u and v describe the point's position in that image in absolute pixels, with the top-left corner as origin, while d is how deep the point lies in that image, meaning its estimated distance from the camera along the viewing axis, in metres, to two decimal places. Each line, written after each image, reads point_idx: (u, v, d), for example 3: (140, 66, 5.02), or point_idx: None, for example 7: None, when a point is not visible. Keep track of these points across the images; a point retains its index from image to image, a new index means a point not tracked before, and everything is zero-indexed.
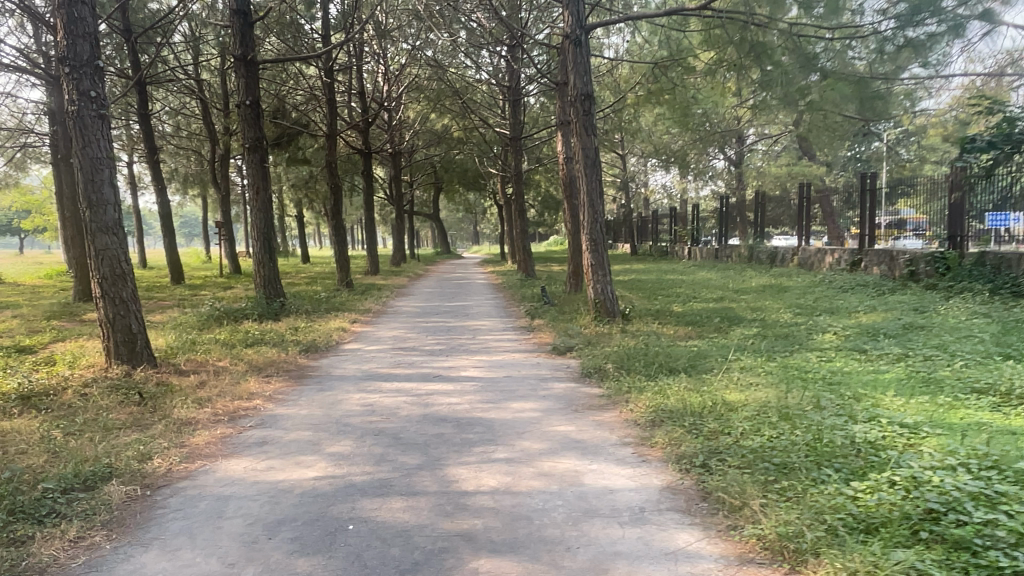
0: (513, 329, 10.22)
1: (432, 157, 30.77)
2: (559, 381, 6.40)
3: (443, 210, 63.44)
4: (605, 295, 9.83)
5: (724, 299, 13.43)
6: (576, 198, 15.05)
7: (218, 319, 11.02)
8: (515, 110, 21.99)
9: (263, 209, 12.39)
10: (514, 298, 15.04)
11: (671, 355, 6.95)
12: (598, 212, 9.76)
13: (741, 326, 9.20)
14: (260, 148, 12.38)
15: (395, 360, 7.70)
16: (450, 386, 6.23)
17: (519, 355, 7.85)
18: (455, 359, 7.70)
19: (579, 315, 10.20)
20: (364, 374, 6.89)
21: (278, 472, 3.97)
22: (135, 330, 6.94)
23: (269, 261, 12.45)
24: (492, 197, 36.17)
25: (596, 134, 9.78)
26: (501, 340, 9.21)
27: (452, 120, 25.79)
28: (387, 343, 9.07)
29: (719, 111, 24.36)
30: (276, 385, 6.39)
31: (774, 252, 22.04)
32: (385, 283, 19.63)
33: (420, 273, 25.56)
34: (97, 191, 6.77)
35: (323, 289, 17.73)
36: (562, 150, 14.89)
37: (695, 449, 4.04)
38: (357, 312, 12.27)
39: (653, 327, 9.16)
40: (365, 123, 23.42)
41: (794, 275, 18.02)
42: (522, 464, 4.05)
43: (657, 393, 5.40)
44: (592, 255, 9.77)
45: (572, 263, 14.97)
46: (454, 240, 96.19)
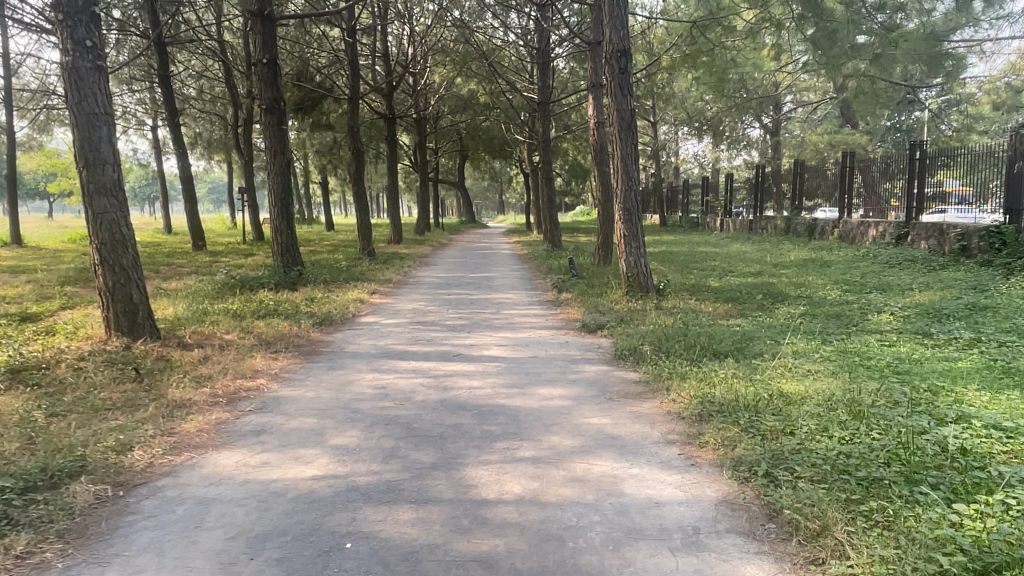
0: (540, 303, 9.65)
1: (457, 123, 30.05)
2: (591, 363, 5.83)
3: (469, 179, 62.76)
4: (638, 268, 9.18)
5: (763, 274, 12.70)
6: (607, 165, 14.35)
7: (233, 287, 10.59)
8: (544, 73, 21.20)
9: (281, 173, 11.87)
10: (541, 270, 14.43)
11: (713, 337, 6.32)
12: (633, 179, 9.09)
13: (785, 304, 8.53)
14: (278, 109, 11.82)
15: (413, 335, 7.18)
16: (471, 368, 5.68)
17: (547, 332, 7.28)
18: (478, 335, 7.15)
19: (610, 289, 9.58)
20: (379, 352, 6.38)
21: (271, 470, 3.46)
22: (136, 300, 6.47)
23: (288, 227, 11.96)
24: (518, 165, 35.41)
25: (632, 95, 9.06)
26: (526, 315, 8.65)
27: (478, 84, 25.04)
28: (406, 317, 8.55)
29: (756, 75, 23.34)
30: (283, 362, 5.89)
31: (812, 225, 21.14)
32: (407, 252, 19.13)
33: (445, 243, 25.02)
34: (94, 149, 6.26)
35: (345, 258, 17.26)
36: (592, 114, 14.12)
37: (755, 453, 3.46)
38: (376, 283, 11.76)
39: (691, 304, 8.51)
40: (390, 87, 22.78)
41: (835, 249, 17.18)
42: (551, 466, 3.51)
43: (703, 382, 4.80)
44: (626, 225, 9.11)
45: (601, 233, 14.31)
46: (480, 209, 95.54)
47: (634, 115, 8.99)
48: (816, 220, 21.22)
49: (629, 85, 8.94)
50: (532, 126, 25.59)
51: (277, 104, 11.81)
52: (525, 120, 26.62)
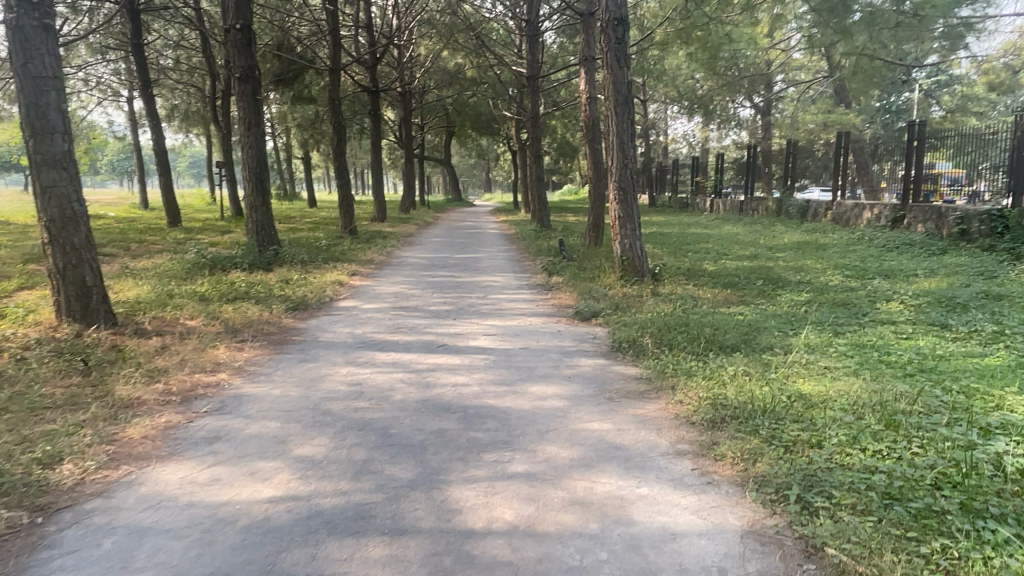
0: (529, 287, 9.17)
1: (444, 99, 29.29)
2: (587, 357, 5.36)
3: (456, 156, 61.91)
4: (633, 251, 8.69)
5: (759, 257, 12.27)
6: (599, 143, 13.79)
7: (205, 267, 10.01)
8: (533, 47, 20.56)
9: (256, 146, 11.25)
10: (529, 251, 13.92)
11: (717, 327, 5.87)
12: (628, 157, 8.57)
13: (787, 290, 8.10)
14: (253, 78, 11.18)
15: (394, 322, 6.68)
16: (456, 361, 5.20)
17: (537, 320, 6.81)
18: (463, 323, 6.66)
19: (603, 274, 9.10)
20: (356, 342, 5.88)
21: (221, 490, 2.97)
22: (90, 284, 5.90)
23: (264, 204, 11.36)
24: (505, 142, 34.71)
25: (629, 67, 8.49)
26: (515, 300, 8.16)
27: (465, 58, 24.31)
28: (387, 301, 8.03)
29: (750, 51, 22.79)
30: (251, 352, 5.38)
31: (806, 206, 20.74)
32: (391, 231, 18.57)
33: (430, 222, 24.45)
34: (41, 117, 5.65)
35: (326, 236, 16.66)
36: (584, 89, 13.50)
37: (783, 470, 3.02)
38: (357, 264, 11.22)
39: (689, 290, 8.06)
40: (373, 59, 22.03)
41: (829, 231, 16.80)
42: (547, 484, 3.04)
43: (712, 381, 4.35)
44: (621, 206, 8.60)
45: (592, 213, 13.80)
46: (467, 188, 94.63)
47: (631, 88, 8.45)
48: (809, 201, 20.81)
49: (625, 56, 8.38)
50: (520, 102, 24.94)
51: (252, 73, 11.17)
52: (513, 96, 25.94)
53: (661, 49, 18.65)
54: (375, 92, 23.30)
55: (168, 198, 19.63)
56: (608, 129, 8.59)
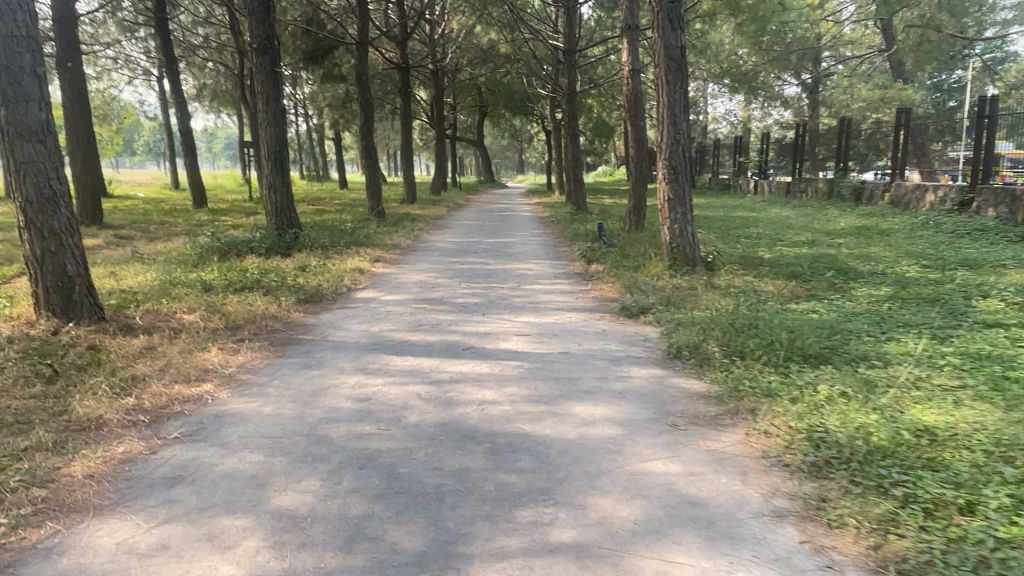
0: (566, 276, 8.33)
1: (476, 77, 28.39)
2: (639, 365, 4.51)
3: (490, 136, 60.99)
4: (684, 237, 7.78)
5: (816, 244, 11.25)
6: (642, 120, 12.78)
7: (218, 252, 9.34)
8: (570, 20, 19.58)
9: (275, 123, 10.49)
10: (565, 235, 13.03)
11: (793, 329, 4.99)
12: (681, 131, 7.64)
13: (860, 283, 7.15)
14: (271, 49, 10.40)
15: (416, 318, 5.89)
16: (485, 369, 4.38)
17: (578, 317, 5.97)
18: (494, 319, 5.87)
19: (649, 262, 8.21)
20: (369, 343, 5.09)
21: (164, 567, 2.20)
22: (72, 272, 5.19)
23: (284, 185, 10.63)
24: (539, 122, 33.69)
25: (682, 29, 7.54)
26: (552, 291, 7.33)
27: (499, 34, 23.38)
28: (410, 292, 7.27)
29: (799, 23, 21.49)
30: (248, 355, 4.63)
31: (860, 189, 19.47)
32: (421, 214, 17.82)
33: (461, 204, 23.69)
34: (13, 81, 4.91)
35: (352, 218, 15.97)
36: (625, 61, 12.51)
37: (940, 558, 2.16)
38: (382, 249, 10.46)
39: (749, 281, 7.15)
40: (404, 34, 21.21)
41: (887, 215, 15.59)
42: (604, 566, 2.21)
43: (803, 404, 3.48)
44: (671, 187, 7.71)
45: (633, 195, 12.85)
46: (500, 169, 93.77)
47: (685, 54, 7.50)
48: (864, 183, 19.53)
49: (679, 16, 7.42)
50: (556, 80, 23.96)
51: (271, 43, 10.40)
52: (549, 73, 24.92)
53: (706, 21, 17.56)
54: (405, 69, 22.51)
55: (194, 178, 19.11)
56: (658, 99, 7.66)
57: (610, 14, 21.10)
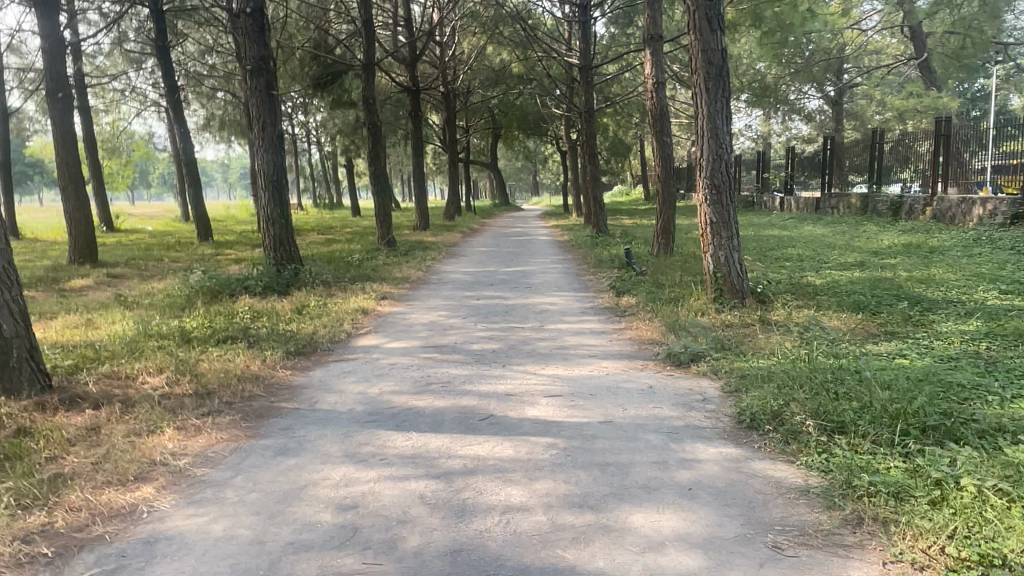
0: (595, 313, 7.38)
1: (489, 99, 27.69)
2: (706, 442, 3.52)
3: (505, 159, 60.54)
4: (730, 266, 6.80)
5: (866, 265, 10.23)
6: (668, 136, 11.90)
7: (209, 292, 8.49)
8: (585, 36, 18.88)
9: (273, 150, 9.67)
10: (588, 262, 12.10)
11: (893, 383, 4.02)
12: (723, 146, 6.70)
13: (940, 315, 6.16)
14: (266, 71, 9.61)
15: (423, 375, 4.94)
16: (508, 452, 3.42)
17: (617, 369, 4.99)
18: (517, 374, 4.92)
19: (690, 294, 7.24)
20: (365, 412, 4.14)
21: None
22: (7, 335, 4.23)
23: (283, 217, 9.81)
24: (554, 143, 32.97)
25: (722, 31, 6.65)
26: (580, 332, 6.38)
27: (511, 54, 22.63)
28: (419, 336, 6.35)
29: (822, 31, 20.70)
30: (211, 439, 3.69)
31: (898, 203, 18.38)
32: (434, 241, 17.02)
33: (476, 228, 22.90)
34: None
35: (361, 248, 15.13)
36: (648, 74, 11.66)
37: None
38: (390, 283, 9.58)
39: (812, 317, 6.17)
40: (413, 56, 20.62)
41: (933, 232, 14.51)
42: None
43: (958, 513, 2.51)
44: (714, 209, 6.74)
45: (661, 216, 11.90)
46: (514, 192, 93.46)
47: (727, 58, 6.58)
48: (902, 196, 18.43)
49: (719, 16, 6.52)
50: (571, 99, 23.16)
51: (266, 64, 9.62)
52: (563, 92, 24.13)
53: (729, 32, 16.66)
54: (415, 92, 21.82)
55: (199, 211, 18.47)
56: (696, 110, 6.74)
57: (625, 29, 20.31)
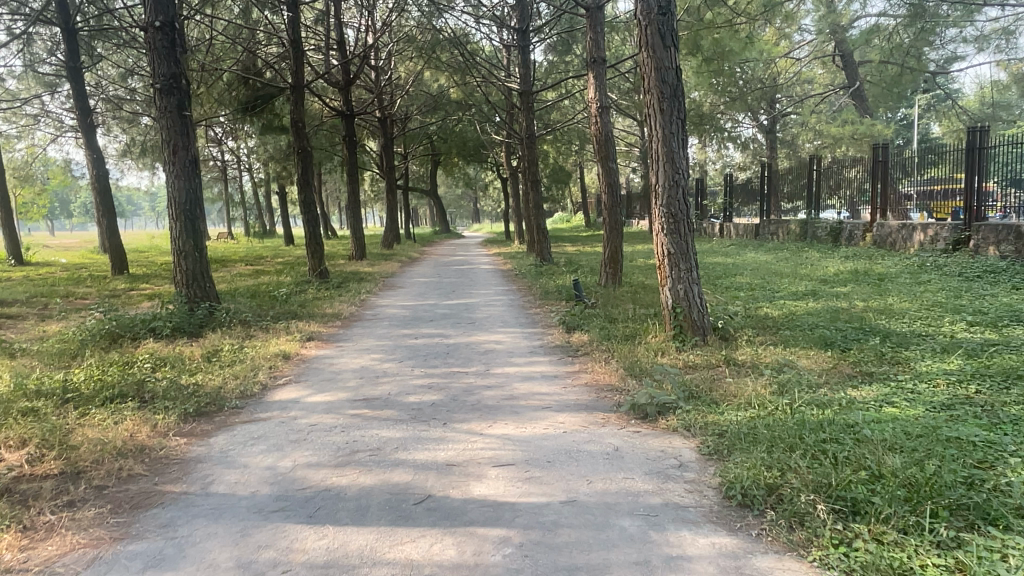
0: (545, 352, 6.74)
1: (427, 125, 27.10)
2: (693, 529, 2.87)
3: (445, 186, 60.01)
4: (690, 301, 6.24)
5: (819, 294, 9.91)
6: (614, 161, 11.39)
7: (110, 336, 7.52)
8: (524, 60, 18.52)
9: (186, 176, 8.75)
10: (533, 293, 11.49)
11: (896, 443, 3.48)
12: (680, 171, 6.14)
13: (915, 353, 5.73)
14: (178, 89, 8.73)
15: (349, 440, 4.18)
16: (450, 554, 2.70)
17: (576, 428, 4.31)
18: (459, 435, 4.19)
19: (647, 332, 6.65)
20: (271, 497, 3.34)
21: None
22: None
23: (197, 250, 8.88)
24: (494, 170, 32.56)
25: (676, 49, 6.14)
26: (530, 378, 5.71)
27: (448, 80, 22.09)
28: (346, 386, 5.56)
29: (758, 59, 20.92)
30: (63, 548, 2.85)
31: (838, 229, 18.45)
32: (371, 271, 16.22)
33: (414, 257, 22.17)
34: None
35: (291, 281, 14.23)
36: (592, 98, 11.18)
37: None
38: (318, 321, 8.75)
39: (781, 357, 5.65)
40: (347, 80, 19.91)
41: (875, 258, 14.47)
42: None
43: None
44: (672, 239, 6.17)
45: (609, 245, 11.40)
46: (454, 219, 92.97)
47: (682, 77, 6.07)
48: (842, 222, 18.53)
49: (672, 32, 6.03)
50: (511, 126, 22.74)
51: (177, 82, 8.73)
52: (502, 119, 23.70)
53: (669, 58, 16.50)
54: (349, 117, 21.02)
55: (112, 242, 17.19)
56: (649, 133, 6.20)
57: (564, 56, 20.04)
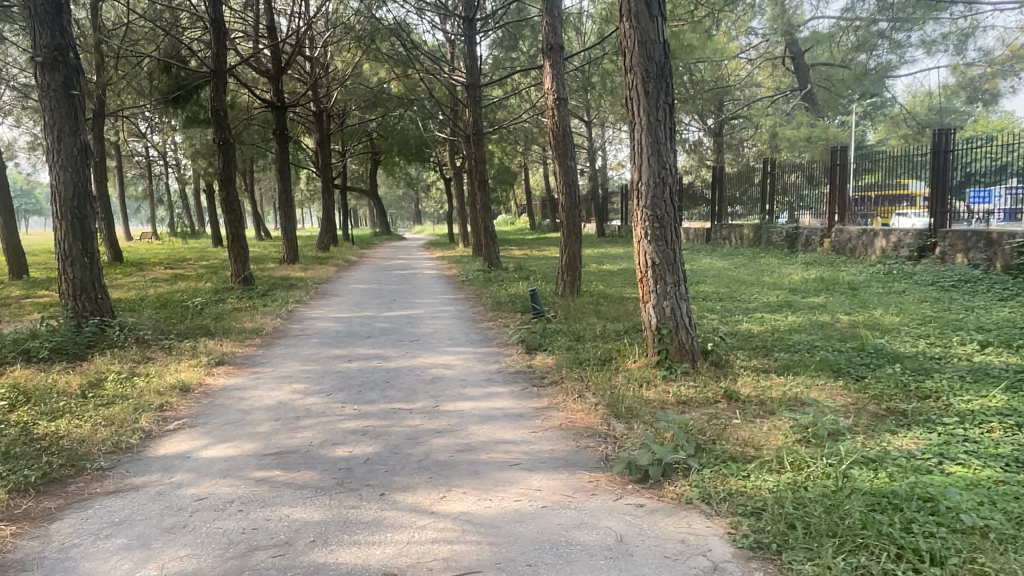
0: (504, 380, 5.67)
1: (367, 122, 25.71)
2: None
3: (386, 186, 58.46)
4: (677, 320, 5.23)
5: (795, 305, 9.13)
6: (573, 159, 10.32)
7: None
8: (470, 52, 17.41)
9: (74, 167, 7.26)
10: (483, 303, 10.40)
11: (1009, 536, 2.55)
12: (668, 166, 5.12)
13: (944, 385, 4.84)
14: (65, 64, 7.18)
15: (247, 526, 3.01)
16: None
17: (559, 502, 3.22)
18: (400, 518, 3.05)
19: (624, 358, 5.64)
20: None
21: None
22: None
23: (87, 255, 7.40)
24: (437, 170, 31.37)
25: (663, 20, 5.12)
26: (488, 418, 4.61)
27: (388, 74, 20.81)
28: (255, 433, 4.36)
29: (709, 61, 20.38)
30: None
31: (794, 234, 17.95)
32: (303, 277, 14.86)
33: (352, 260, 20.90)
34: None
35: (211, 288, 12.81)
36: (548, 89, 10.13)
37: None
38: (234, 339, 7.46)
39: (792, 390, 4.71)
40: (278, 70, 18.44)
41: (838, 265, 13.87)
42: None
43: None
44: (658, 247, 5.16)
45: (568, 249, 10.37)
46: (397, 220, 91.40)
47: (670, 53, 5.07)
48: (797, 228, 18.05)
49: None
50: (456, 123, 21.57)
51: (64, 54, 7.19)
52: (446, 116, 22.58)
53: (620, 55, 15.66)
54: (281, 110, 19.49)
55: (8, 243, 15.34)
56: (630, 119, 5.19)
57: (511, 51, 18.99)
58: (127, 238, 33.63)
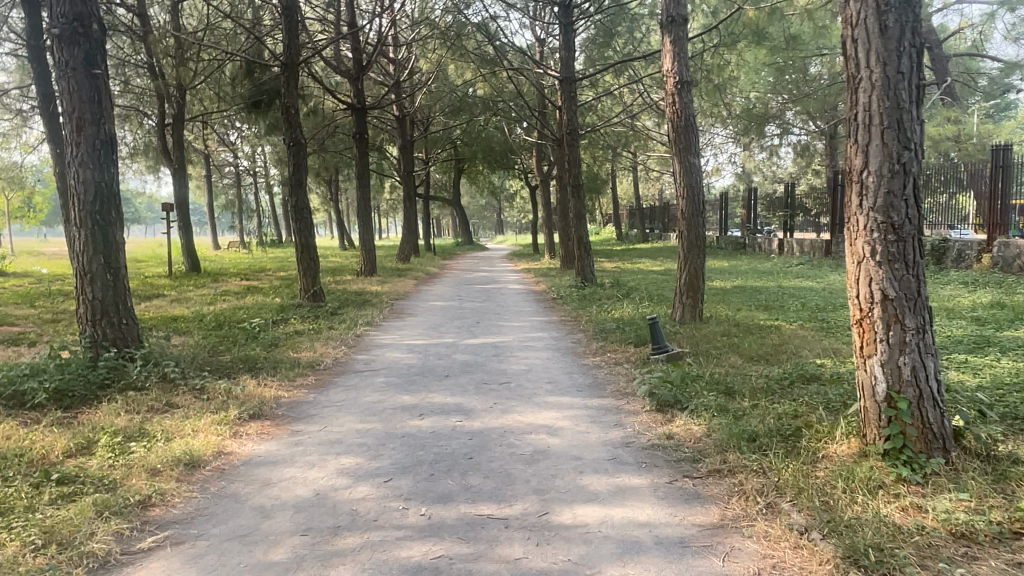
0: (640, 462, 3.88)
1: (450, 129, 24.39)
2: None
3: (469, 195, 57.59)
4: (922, 387, 3.34)
5: (1001, 343, 6.98)
6: (696, 156, 8.44)
7: None
8: (565, 43, 15.71)
9: (96, 163, 5.97)
10: (586, 328, 8.65)
11: None
12: (913, 143, 3.27)
13: None
14: (87, 37, 5.92)
15: None
16: None
17: None
18: None
19: (824, 441, 3.77)
20: None
21: None
22: None
23: (111, 271, 6.05)
24: (522, 177, 29.90)
25: None
26: (634, 549, 2.84)
27: (473, 74, 19.43)
28: (263, 566, 2.74)
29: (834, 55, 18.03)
30: None
31: (941, 247, 15.27)
32: (379, 291, 13.49)
33: (435, 272, 19.60)
34: None
35: (278, 304, 11.56)
36: (668, 71, 8.31)
37: None
38: (281, 378, 5.96)
39: None
40: (359, 67, 17.25)
41: (1013, 286, 11.40)
42: None
43: None
44: (893, 272, 3.30)
45: (690, 264, 8.51)
46: (480, 230, 91.09)
47: None
48: (947, 239, 15.31)
49: None
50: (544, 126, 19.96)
51: (86, 25, 5.93)
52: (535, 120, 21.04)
53: (730, 47, 13.56)
54: (361, 112, 18.29)
55: None
56: (849, 75, 3.38)
57: (602, 49, 16.78)
58: (213, 247, 33.50)
